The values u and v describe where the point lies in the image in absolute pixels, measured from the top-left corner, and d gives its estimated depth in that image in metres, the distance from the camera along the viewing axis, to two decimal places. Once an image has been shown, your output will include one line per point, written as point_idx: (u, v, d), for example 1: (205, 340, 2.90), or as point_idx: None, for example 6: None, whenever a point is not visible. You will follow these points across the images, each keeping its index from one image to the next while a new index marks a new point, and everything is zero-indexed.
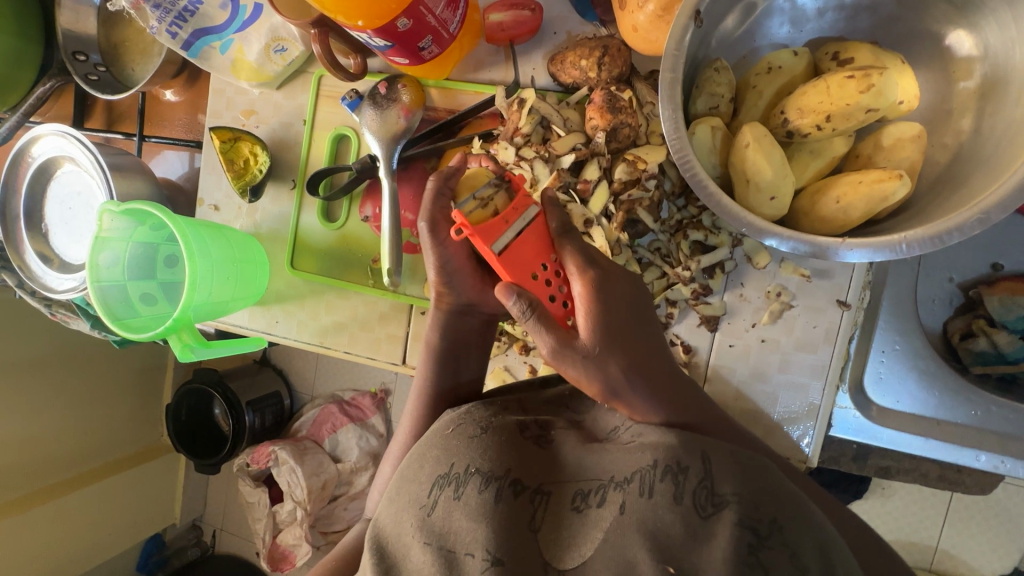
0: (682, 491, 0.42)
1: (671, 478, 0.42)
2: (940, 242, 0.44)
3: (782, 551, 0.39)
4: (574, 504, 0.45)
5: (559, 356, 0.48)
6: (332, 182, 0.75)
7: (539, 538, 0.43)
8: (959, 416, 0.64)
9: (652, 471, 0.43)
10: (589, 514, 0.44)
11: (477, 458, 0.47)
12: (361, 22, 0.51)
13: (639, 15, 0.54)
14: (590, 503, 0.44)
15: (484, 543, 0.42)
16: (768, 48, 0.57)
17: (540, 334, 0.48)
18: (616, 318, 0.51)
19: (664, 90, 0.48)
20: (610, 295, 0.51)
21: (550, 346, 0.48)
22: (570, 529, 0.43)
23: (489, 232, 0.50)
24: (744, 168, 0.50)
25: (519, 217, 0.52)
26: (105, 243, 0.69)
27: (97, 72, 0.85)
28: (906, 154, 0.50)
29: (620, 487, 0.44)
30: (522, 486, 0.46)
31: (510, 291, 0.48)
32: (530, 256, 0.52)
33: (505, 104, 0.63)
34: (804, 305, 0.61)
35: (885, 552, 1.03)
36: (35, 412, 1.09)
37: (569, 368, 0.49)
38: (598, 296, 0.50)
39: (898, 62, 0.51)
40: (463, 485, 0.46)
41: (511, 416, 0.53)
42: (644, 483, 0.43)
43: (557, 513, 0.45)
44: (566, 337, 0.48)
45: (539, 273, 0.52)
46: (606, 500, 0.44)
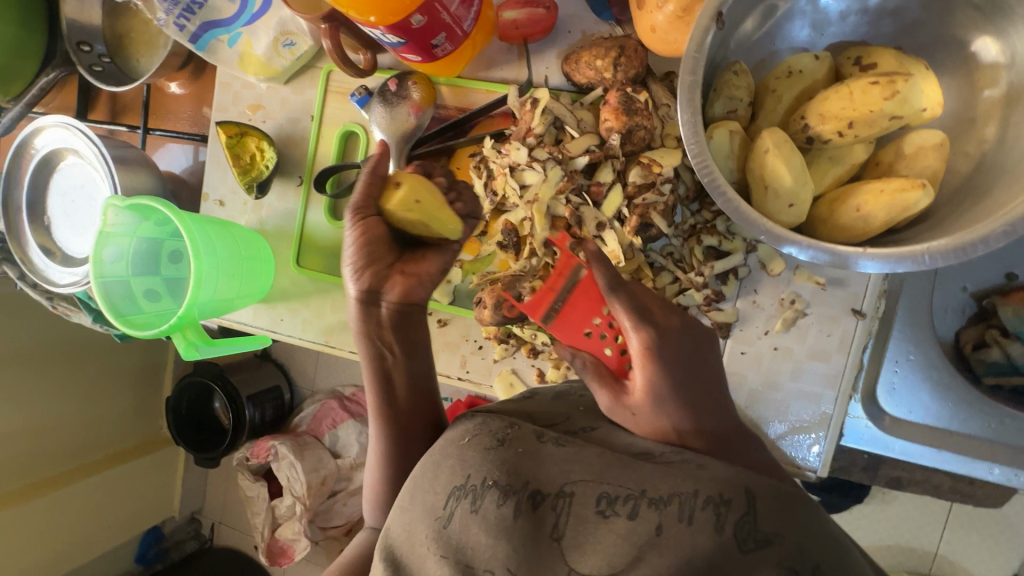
0: (724, 523, 0.39)
1: (713, 509, 0.40)
2: (964, 254, 0.43)
3: None
4: (599, 508, 0.42)
5: (614, 410, 0.51)
6: (339, 179, 0.73)
7: (562, 546, 0.42)
8: (973, 428, 0.63)
9: (693, 497, 0.40)
10: (614, 522, 0.41)
11: (494, 470, 0.45)
12: (373, 18, 0.49)
13: (658, 15, 0.53)
14: (617, 512, 0.42)
15: (505, 560, 0.41)
16: (788, 51, 0.56)
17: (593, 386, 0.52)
18: (675, 378, 0.49)
19: (684, 93, 0.47)
20: (666, 357, 0.49)
21: (603, 401, 0.51)
22: (595, 534, 0.41)
23: (533, 307, 0.59)
24: (764, 174, 0.49)
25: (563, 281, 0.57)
26: (110, 238, 0.68)
27: (101, 62, 0.84)
28: (928, 162, 0.49)
29: (656, 507, 0.41)
30: (542, 496, 0.44)
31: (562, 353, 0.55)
32: (578, 319, 0.57)
33: (518, 104, 0.62)
34: (818, 314, 0.60)
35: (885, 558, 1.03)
36: (34, 405, 1.08)
37: (621, 418, 0.50)
38: (657, 365, 0.49)
39: (922, 69, 0.50)
40: (480, 498, 0.44)
41: (527, 424, 0.50)
42: (682, 508, 0.40)
43: (579, 517, 0.42)
44: (618, 394, 0.50)
45: (590, 330, 0.56)
46: (639, 515, 0.41)
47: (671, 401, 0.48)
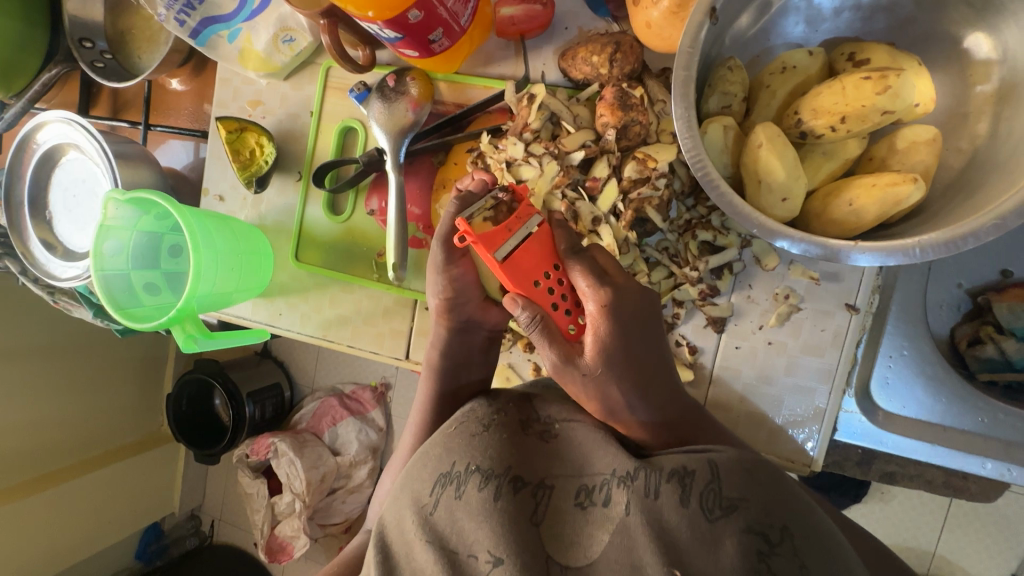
0: (689, 495, 0.42)
1: (678, 481, 0.43)
2: (956, 247, 0.43)
3: (789, 558, 0.40)
4: (578, 501, 0.45)
5: (560, 369, 0.51)
6: (338, 175, 0.74)
7: (541, 531, 0.43)
8: (966, 423, 0.63)
9: (658, 473, 0.43)
10: (591, 513, 0.44)
11: (478, 456, 0.47)
12: (371, 12, 0.50)
13: (653, 11, 0.53)
14: (593, 502, 0.44)
15: (487, 543, 0.43)
16: (783, 47, 0.57)
17: (545, 346, 0.50)
18: (627, 346, 0.52)
19: (678, 88, 0.48)
20: (625, 327, 0.51)
21: (552, 360, 0.51)
22: (572, 523, 0.44)
23: (491, 241, 0.48)
24: (756, 168, 0.49)
25: (521, 227, 0.50)
26: (110, 232, 0.69)
27: (104, 59, 0.84)
28: (920, 157, 0.49)
29: (626, 484, 0.43)
30: (523, 483, 0.46)
31: (517, 302, 0.49)
32: (532, 267, 0.50)
33: (515, 99, 0.63)
34: (812, 308, 0.61)
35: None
36: (35, 400, 1.09)
37: (569, 382, 0.52)
38: (613, 327, 0.50)
39: (914, 64, 0.50)
40: (464, 484, 0.46)
41: (514, 410, 0.53)
42: (649, 483, 0.43)
43: (558, 508, 0.45)
44: (568, 352, 0.51)
45: (543, 281, 0.51)
46: (612, 500, 0.43)
47: (620, 371, 0.52)
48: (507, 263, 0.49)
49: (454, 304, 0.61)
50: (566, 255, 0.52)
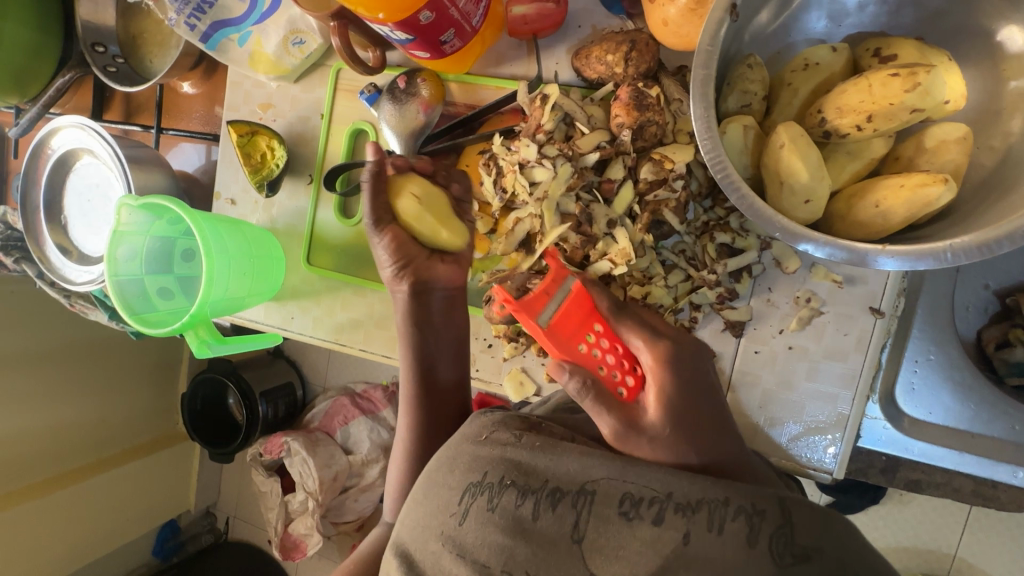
0: (757, 534, 0.41)
1: (745, 519, 0.41)
2: (989, 251, 0.41)
3: None
4: (622, 509, 0.43)
5: (622, 437, 0.45)
6: (349, 178, 0.74)
7: (583, 550, 0.42)
8: (996, 430, 0.61)
9: (724, 507, 0.41)
10: (640, 527, 0.42)
11: (512, 470, 0.46)
12: (382, 14, 0.49)
13: (670, 8, 0.52)
14: (640, 515, 0.42)
15: (524, 562, 0.42)
16: (804, 43, 0.55)
17: (597, 414, 0.46)
18: (691, 398, 0.47)
19: (697, 87, 0.46)
20: (684, 377, 0.47)
21: (612, 427, 0.46)
22: (618, 538, 0.42)
23: (532, 307, 0.52)
24: (778, 169, 0.48)
25: (558, 290, 0.53)
26: (124, 237, 0.69)
27: (116, 63, 0.84)
28: (951, 156, 0.48)
29: (685, 513, 0.41)
30: (562, 493, 0.44)
31: (562, 369, 0.46)
32: (574, 333, 0.51)
33: (528, 100, 0.61)
34: (834, 312, 0.59)
35: (901, 560, 1.01)
36: (53, 401, 1.10)
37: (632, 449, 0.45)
38: (670, 385, 0.47)
39: (944, 60, 0.48)
40: (498, 496, 0.45)
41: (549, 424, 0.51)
42: (714, 517, 0.41)
43: (601, 517, 0.43)
44: (629, 417, 0.46)
45: (588, 343, 0.51)
46: (664, 520, 0.41)
47: (688, 433, 0.46)
48: (547, 328, 0.51)
49: (405, 265, 0.63)
50: (611, 313, 0.52)
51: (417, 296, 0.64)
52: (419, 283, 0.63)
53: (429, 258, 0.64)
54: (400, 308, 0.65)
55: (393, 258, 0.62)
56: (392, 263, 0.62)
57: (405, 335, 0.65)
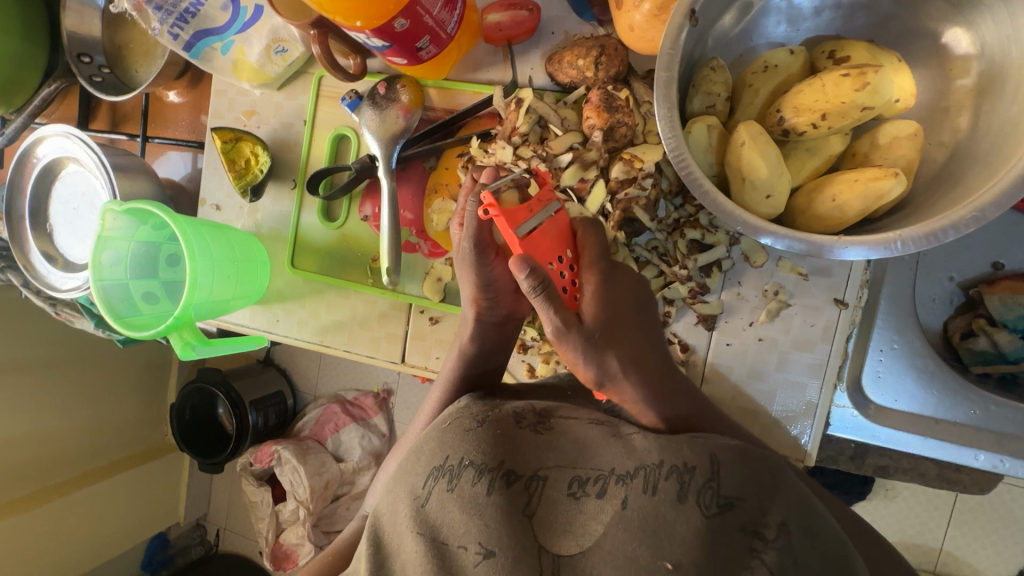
0: (687, 491, 0.43)
1: (677, 478, 0.44)
2: (936, 240, 0.44)
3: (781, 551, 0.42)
4: (571, 490, 0.45)
5: (561, 335, 0.52)
6: (332, 182, 0.75)
7: (533, 523, 0.43)
8: (960, 416, 0.63)
9: (657, 469, 0.44)
10: (586, 502, 0.44)
11: (472, 450, 0.47)
12: (359, 23, 0.51)
13: (635, 14, 0.54)
14: (587, 492, 0.44)
15: (478, 535, 0.43)
16: (765, 47, 0.57)
17: (550, 311, 0.50)
18: (618, 313, 0.56)
19: (660, 89, 0.49)
20: (614, 287, 0.56)
21: (553, 324, 0.51)
22: (565, 513, 0.44)
23: (514, 216, 0.50)
24: (740, 166, 0.50)
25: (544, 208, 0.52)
26: (109, 242, 0.70)
27: (101, 73, 0.86)
28: (902, 152, 0.50)
29: (624, 481, 0.44)
30: (516, 476, 0.46)
31: (523, 266, 0.47)
32: (545, 251, 0.52)
33: (503, 104, 0.64)
34: (801, 304, 0.61)
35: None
36: (39, 412, 1.10)
37: (568, 350, 0.53)
38: (604, 291, 0.55)
39: (893, 61, 0.51)
40: (457, 477, 0.46)
41: (508, 408, 0.54)
42: (648, 479, 0.44)
43: (551, 497, 0.45)
44: (571, 319, 0.52)
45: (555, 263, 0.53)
46: (607, 492, 0.44)
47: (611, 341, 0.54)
48: (524, 240, 0.51)
49: (490, 300, 0.60)
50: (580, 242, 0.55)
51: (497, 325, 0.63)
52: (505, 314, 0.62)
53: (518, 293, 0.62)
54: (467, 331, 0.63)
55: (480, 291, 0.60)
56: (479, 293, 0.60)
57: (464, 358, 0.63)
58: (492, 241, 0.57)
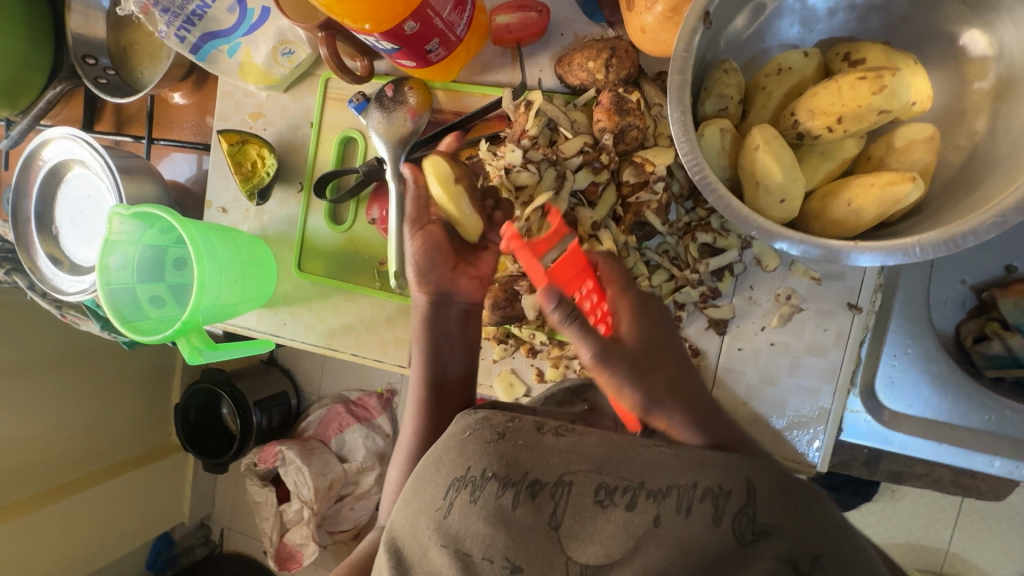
0: (722, 515, 0.41)
1: (711, 501, 0.41)
2: (955, 246, 0.43)
3: None
4: (597, 497, 0.44)
5: (604, 357, 0.49)
6: (339, 184, 0.74)
7: (560, 535, 0.43)
8: (974, 421, 0.63)
9: (691, 491, 0.42)
10: (613, 512, 0.43)
11: (493, 462, 0.47)
12: (368, 25, 0.51)
13: (647, 16, 0.54)
14: (615, 502, 0.44)
15: (503, 549, 0.43)
16: (778, 48, 0.57)
17: (585, 337, 0.49)
18: (656, 337, 0.52)
19: (673, 92, 0.48)
20: (646, 309, 0.54)
21: (592, 350, 0.49)
22: (594, 524, 0.43)
23: (536, 248, 0.55)
24: (754, 171, 0.49)
25: (560, 239, 0.55)
26: (115, 246, 0.69)
27: (106, 75, 0.85)
28: (919, 155, 0.49)
29: (654, 497, 0.43)
30: (540, 485, 0.46)
31: (550, 295, 0.48)
32: (572, 278, 0.53)
33: (513, 106, 0.63)
34: (814, 308, 0.61)
35: (894, 555, 1.02)
36: (45, 413, 1.10)
37: (610, 376, 0.49)
38: (637, 318, 0.52)
39: (910, 63, 0.50)
40: (480, 488, 0.47)
41: (528, 417, 0.53)
42: (680, 501, 0.42)
43: (577, 505, 0.44)
44: (608, 342, 0.49)
45: (579, 294, 0.53)
46: (636, 505, 0.43)
47: (648, 373, 0.49)
48: (547, 271, 0.53)
49: (427, 271, 0.63)
50: (600, 262, 0.55)
51: (439, 305, 0.64)
52: (440, 292, 0.64)
53: (454, 269, 0.64)
54: (419, 315, 0.65)
55: (416, 265, 0.63)
56: (416, 268, 0.63)
57: (420, 342, 0.65)
58: (427, 211, 0.63)
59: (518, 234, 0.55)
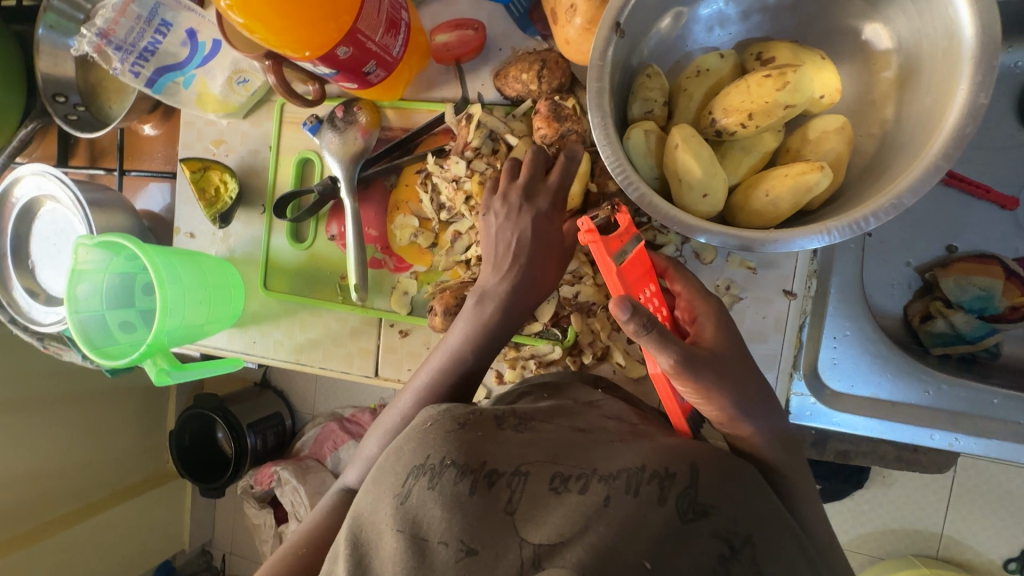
0: (667, 495, 0.44)
1: (657, 482, 0.45)
2: (858, 228, 0.45)
3: (750, 563, 0.43)
4: (552, 484, 0.45)
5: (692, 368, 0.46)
6: (300, 204, 0.78)
7: (515, 519, 0.42)
8: (913, 397, 0.64)
9: (639, 473, 0.46)
10: (567, 496, 0.44)
11: (454, 450, 0.47)
12: (307, 52, 0.54)
13: (569, 29, 0.57)
14: (569, 487, 0.45)
15: (459, 532, 0.42)
16: (699, 52, 0.60)
17: (664, 348, 0.43)
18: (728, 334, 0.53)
19: (592, 98, 0.50)
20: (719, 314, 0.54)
21: (674, 360, 0.45)
22: (547, 507, 0.43)
23: (610, 244, 0.49)
24: (675, 168, 0.52)
25: (632, 238, 0.51)
26: (84, 275, 0.72)
27: (76, 111, 0.89)
28: (831, 145, 0.52)
29: (606, 481, 0.45)
30: (498, 474, 0.46)
31: (626, 305, 0.40)
32: (638, 280, 0.51)
33: (455, 121, 0.66)
34: (752, 297, 0.63)
35: (890, 541, 1.04)
36: (37, 447, 1.11)
37: (704, 381, 0.47)
38: (718, 326, 0.53)
39: (816, 59, 0.53)
40: (439, 475, 0.45)
41: (488, 410, 0.53)
42: (630, 482, 0.45)
43: (533, 493, 0.45)
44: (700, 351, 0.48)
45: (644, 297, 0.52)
46: (589, 489, 0.44)
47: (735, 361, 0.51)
48: (620, 270, 0.48)
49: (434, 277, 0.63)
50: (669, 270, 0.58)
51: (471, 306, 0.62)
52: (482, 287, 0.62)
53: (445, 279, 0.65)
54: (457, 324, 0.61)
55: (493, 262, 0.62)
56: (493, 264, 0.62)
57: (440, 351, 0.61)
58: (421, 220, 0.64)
59: (593, 227, 0.48)
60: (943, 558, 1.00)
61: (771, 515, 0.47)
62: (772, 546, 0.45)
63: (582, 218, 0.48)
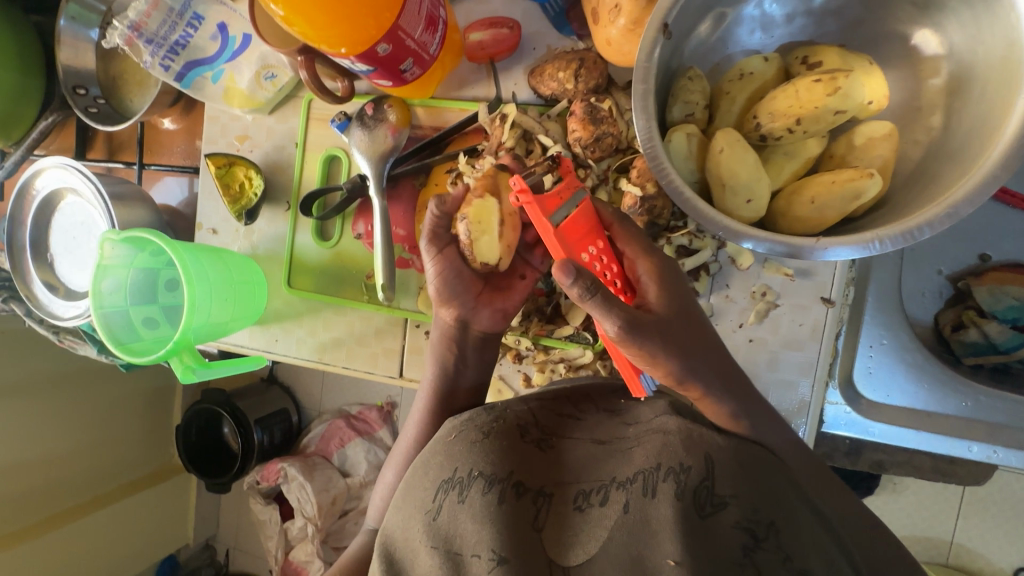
0: (684, 489, 0.41)
1: (673, 478, 0.41)
2: (911, 238, 0.44)
3: (774, 553, 0.39)
4: (576, 504, 0.43)
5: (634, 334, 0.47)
6: (325, 202, 0.77)
7: (543, 537, 0.42)
8: (951, 407, 0.64)
9: (655, 471, 0.42)
10: (590, 513, 0.42)
11: (479, 462, 0.45)
12: (344, 49, 0.54)
13: (611, 29, 0.56)
14: (591, 503, 0.43)
15: (490, 542, 0.41)
16: (741, 54, 0.59)
17: (608, 312, 0.45)
18: (683, 304, 0.52)
19: (637, 101, 0.50)
20: (669, 273, 0.53)
21: (619, 324, 0.46)
22: (574, 527, 0.42)
23: (547, 204, 0.52)
24: (720, 172, 0.51)
25: (571, 195, 0.52)
26: (108, 270, 0.71)
27: (97, 104, 0.88)
28: (879, 152, 0.51)
29: (624, 487, 0.42)
30: (525, 488, 0.44)
31: (567, 269, 0.44)
32: (581, 238, 0.52)
33: (488, 120, 0.66)
34: (789, 304, 0.62)
35: None
36: (47, 440, 1.11)
37: (644, 343, 0.47)
38: (665, 286, 0.52)
39: (865, 64, 0.52)
40: (467, 488, 0.44)
41: (512, 415, 0.51)
42: (648, 483, 0.42)
43: (559, 513, 0.43)
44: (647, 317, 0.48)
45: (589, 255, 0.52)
46: (610, 500, 0.42)
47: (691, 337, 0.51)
48: (558, 229, 0.51)
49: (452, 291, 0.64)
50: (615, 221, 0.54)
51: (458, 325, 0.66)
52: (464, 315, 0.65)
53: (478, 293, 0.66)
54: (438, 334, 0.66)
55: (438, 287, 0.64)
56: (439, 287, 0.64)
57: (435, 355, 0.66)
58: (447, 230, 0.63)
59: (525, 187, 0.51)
60: (954, 566, 1.00)
61: (796, 507, 0.44)
62: (800, 533, 0.42)
63: (513, 179, 0.52)
